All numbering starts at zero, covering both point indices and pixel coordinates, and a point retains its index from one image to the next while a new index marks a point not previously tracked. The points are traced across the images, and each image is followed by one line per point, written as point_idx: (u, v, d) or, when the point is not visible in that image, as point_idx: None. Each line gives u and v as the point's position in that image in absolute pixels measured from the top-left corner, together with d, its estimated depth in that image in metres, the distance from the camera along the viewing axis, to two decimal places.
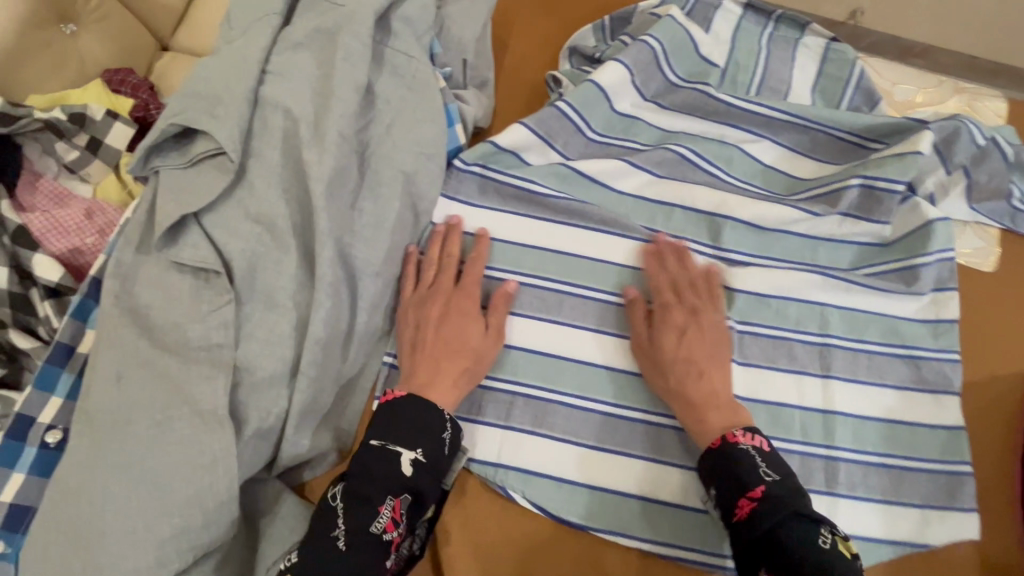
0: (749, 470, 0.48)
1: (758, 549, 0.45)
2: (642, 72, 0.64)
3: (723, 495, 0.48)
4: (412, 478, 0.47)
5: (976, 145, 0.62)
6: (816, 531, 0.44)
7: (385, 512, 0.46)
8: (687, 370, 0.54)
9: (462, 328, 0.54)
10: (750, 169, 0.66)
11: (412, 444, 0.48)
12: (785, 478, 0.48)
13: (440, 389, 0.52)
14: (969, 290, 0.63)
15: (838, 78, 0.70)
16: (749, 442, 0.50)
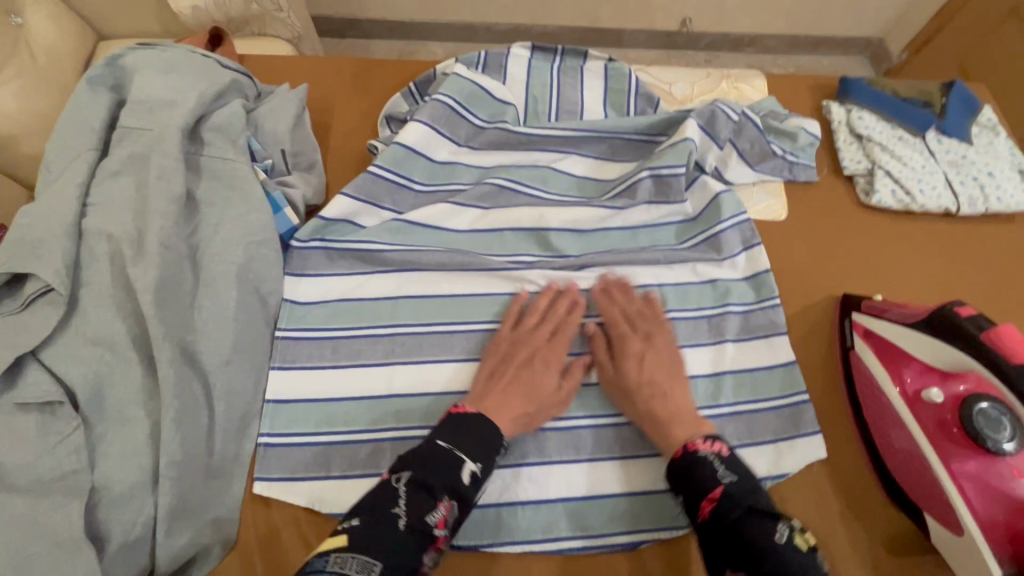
0: (706, 473, 0.51)
1: (727, 542, 0.48)
2: (441, 122, 0.72)
3: (689, 501, 0.51)
4: (467, 488, 0.51)
5: (733, 120, 0.72)
6: (777, 528, 0.48)
7: (440, 509, 0.49)
8: (648, 392, 0.59)
9: (542, 378, 0.60)
10: (565, 182, 0.75)
11: (475, 458, 0.52)
12: (741, 478, 0.51)
13: (505, 416, 0.56)
14: (769, 239, 0.72)
15: (621, 89, 0.81)
16: (708, 448, 0.53)
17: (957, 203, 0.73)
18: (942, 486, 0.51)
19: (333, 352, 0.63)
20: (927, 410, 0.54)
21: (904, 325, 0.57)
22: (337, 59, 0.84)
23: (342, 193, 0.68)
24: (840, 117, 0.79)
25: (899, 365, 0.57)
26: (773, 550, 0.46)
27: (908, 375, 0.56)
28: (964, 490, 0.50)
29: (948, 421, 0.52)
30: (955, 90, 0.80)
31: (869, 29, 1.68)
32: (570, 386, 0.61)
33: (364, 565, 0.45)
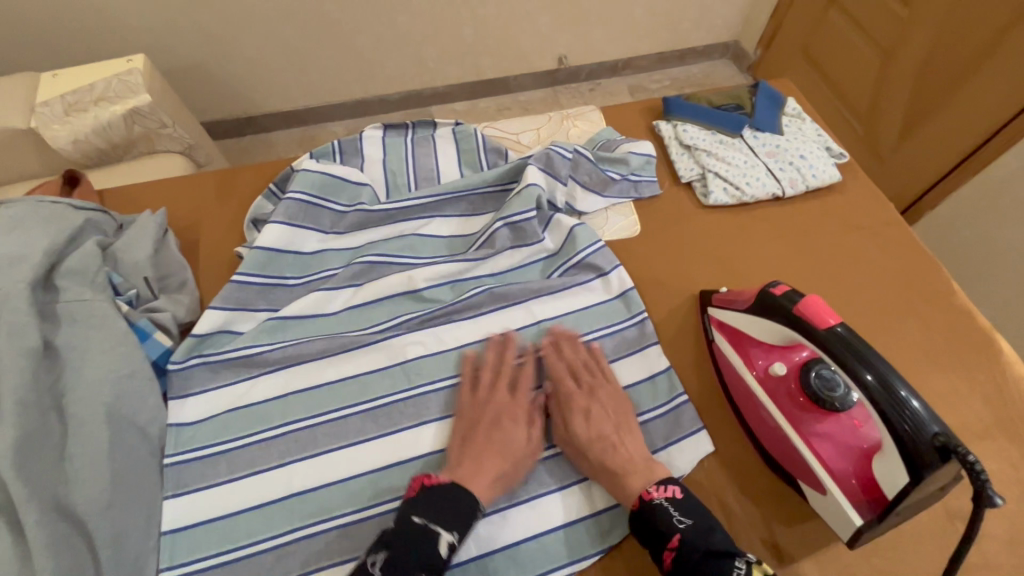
0: (665, 524, 0.53)
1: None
2: (302, 217, 0.75)
3: (652, 549, 0.54)
4: (442, 558, 0.52)
5: (568, 157, 0.78)
6: (732, 567, 0.50)
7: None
8: (603, 447, 0.60)
9: (513, 435, 0.61)
10: (434, 245, 0.79)
11: (452, 528, 0.54)
12: (696, 520, 0.54)
13: (485, 481, 0.58)
14: (629, 256, 0.78)
15: (472, 148, 0.87)
16: (662, 495, 0.55)
17: (781, 187, 0.81)
18: (800, 451, 0.56)
19: (226, 466, 0.63)
20: (777, 384, 0.59)
21: (744, 312, 0.62)
22: (200, 174, 0.87)
23: (212, 307, 0.69)
24: (669, 133, 0.88)
25: (749, 348, 0.62)
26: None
27: (757, 355, 0.61)
28: (816, 450, 0.55)
29: (793, 391, 0.57)
30: (760, 90, 0.90)
31: (725, 34, 1.86)
32: (537, 436, 0.63)
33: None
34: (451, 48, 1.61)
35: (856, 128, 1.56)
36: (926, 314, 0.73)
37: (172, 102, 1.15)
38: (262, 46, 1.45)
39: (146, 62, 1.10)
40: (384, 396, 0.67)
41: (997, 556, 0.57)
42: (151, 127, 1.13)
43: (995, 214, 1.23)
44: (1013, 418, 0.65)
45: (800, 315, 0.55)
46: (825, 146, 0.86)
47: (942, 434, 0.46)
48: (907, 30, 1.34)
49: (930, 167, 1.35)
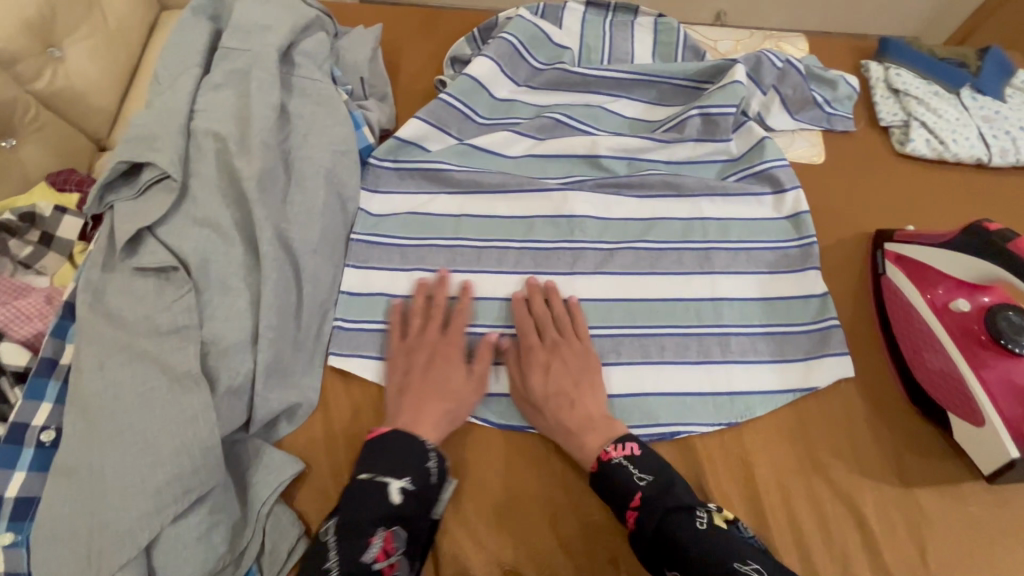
0: (624, 481, 0.54)
1: (653, 544, 0.52)
2: (505, 60, 0.78)
3: (616, 509, 0.55)
4: (400, 506, 0.53)
5: (778, 66, 0.77)
6: (694, 517, 0.51)
7: (375, 543, 0.51)
8: (562, 404, 0.60)
9: (449, 372, 0.61)
10: (615, 122, 0.80)
11: (399, 474, 0.54)
12: (655, 476, 0.54)
13: (426, 423, 0.58)
14: (808, 180, 0.77)
15: (670, 44, 0.86)
16: (619, 453, 0.56)
17: (991, 153, 0.77)
18: (967, 389, 0.56)
19: (402, 258, 0.69)
20: (957, 321, 0.59)
21: (937, 246, 0.61)
22: (407, 8, 0.90)
23: (415, 117, 0.74)
24: (879, 75, 0.83)
25: (931, 284, 0.62)
26: (698, 541, 0.49)
27: (939, 292, 0.61)
28: (987, 390, 0.55)
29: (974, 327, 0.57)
30: (991, 55, 0.83)
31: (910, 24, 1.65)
32: (481, 368, 0.62)
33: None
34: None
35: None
36: None
37: None
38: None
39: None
40: (548, 243, 0.71)
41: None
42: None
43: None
44: None
45: (1018, 252, 0.54)
46: None
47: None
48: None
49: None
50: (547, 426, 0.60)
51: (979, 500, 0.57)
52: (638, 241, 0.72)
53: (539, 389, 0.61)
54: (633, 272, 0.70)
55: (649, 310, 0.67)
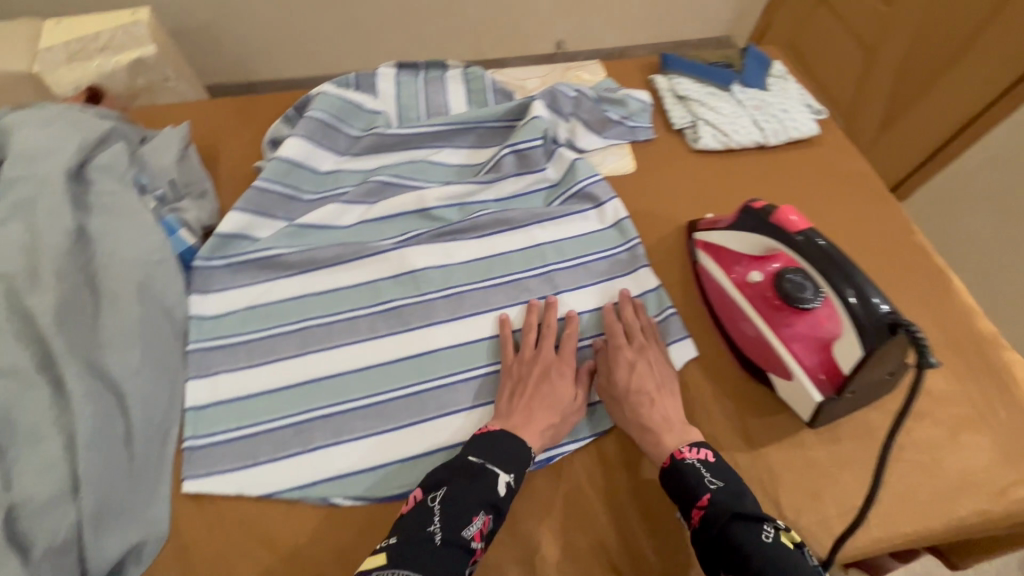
0: (696, 482, 0.55)
1: (714, 547, 0.52)
2: (320, 137, 0.80)
3: (681, 508, 0.56)
4: (501, 499, 0.54)
5: (571, 96, 0.85)
6: (761, 530, 0.51)
7: (477, 521, 0.51)
8: (641, 400, 0.62)
9: (558, 388, 0.62)
10: (442, 172, 0.83)
11: (508, 469, 0.55)
12: (728, 484, 0.55)
13: (533, 429, 0.59)
14: (626, 191, 0.84)
15: (480, 90, 0.92)
16: (695, 456, 0.57)
17: (765, 136, 0.88)
18: (776, 350, 0.63)
19: (244, 353, 0.66)
20: (755, 290, 0.65)
21: (727, 230, 0.69)
22: (220, 101, 0.90)
23: (234, 209, 0.73)
24: (665, 86, 0.94)
25: (731, 263, 0.69)
26: (762, 549, 0.49)
27: (738, 269, 0.68)
28: (788, 347, 0.62)
29: (767, 294, 0.64)
30: (750, 53, 0.97)
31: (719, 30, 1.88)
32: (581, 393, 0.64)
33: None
34: (454, 24, 1.60)
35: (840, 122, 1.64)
36: (892, 246, 0.80)
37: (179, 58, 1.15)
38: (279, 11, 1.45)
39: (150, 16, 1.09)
40: (396, 302, 0.71)
41: (939, 436, 0.65)
42: (154, 80, 1.13)
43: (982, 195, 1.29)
44: (958, 334, 0.73)
45: (775, 225, 0.61)
46: (806, 104, 0.93)
47: (891, 314, 0.53)
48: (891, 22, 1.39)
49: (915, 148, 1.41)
50: (620, 421, 0.63)
51: (816, 444, 0.64)
52: (483, 280, 0.74)
53: (635, 381, 0.63)
54: (484, 310, 0.71)
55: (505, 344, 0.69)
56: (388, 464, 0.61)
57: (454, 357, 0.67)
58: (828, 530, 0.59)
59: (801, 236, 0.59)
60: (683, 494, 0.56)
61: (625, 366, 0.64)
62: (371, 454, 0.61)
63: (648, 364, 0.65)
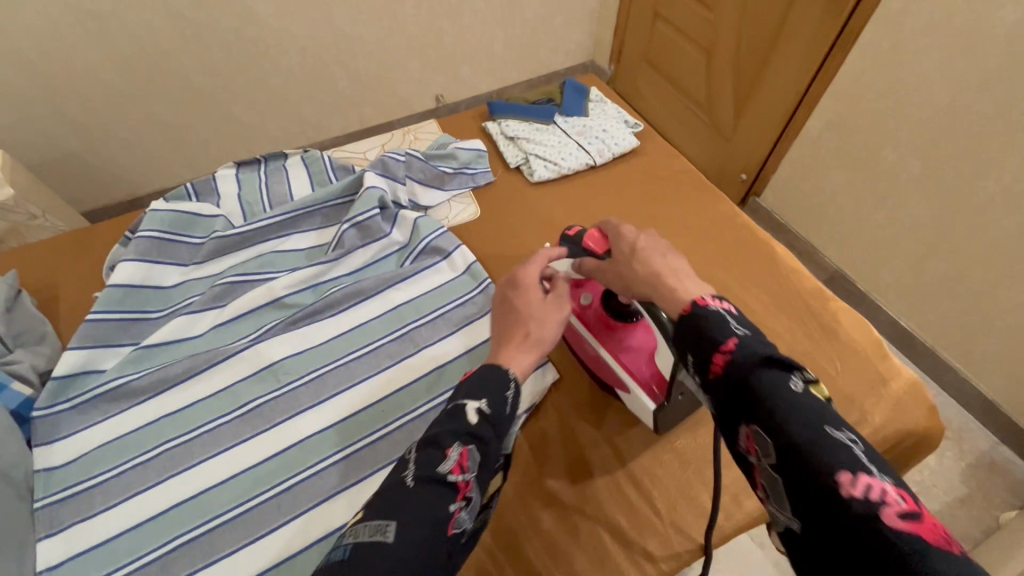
0: (718, 329, 0.48)
1: (737, 399, 0.45)
2: (158, 256, 0.80)
3: (703, 359, 0.49)
4: (477, 427, 0.51)
5: (401, 160, 0.88)
6: (791, 377, 0.44)
7: (452, 456, 0.49)
8: (652, 256, 0.59)
9: (545, 313, 0.59)
10: (293, 258, 0.84)
11: (478, 396, 0.52)
12: (755, 332, 0.48)
13: (516, 357, 0.56)
14: (474, 237, 0.88)
15: (320, 170, 0.95)
16: (719, 307, 0.50)
17: (593, 157, 0.96)
18: (613, 367, 0.66)
19: (96, 496, 0.63)
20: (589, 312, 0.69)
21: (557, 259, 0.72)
22: (55, 237, 0.88)
23: (69, 349, 0.71)
24: (496, 130, 1.00)
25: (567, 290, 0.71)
26: (787, 395, 0.42)
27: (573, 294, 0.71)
28: (623, 363, 0.65)
29: (601, 316, 0.68)
30: (567, 85, 1.05)
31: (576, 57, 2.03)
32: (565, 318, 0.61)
33: (377, 529, 0.44)
34: (330, 103, 1.64)
35: (703, 118, 1.74)
36: (719, 230, 0.88)
37: (38, 193, 1.13)
38: (144, 126, 1.43)
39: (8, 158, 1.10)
40: (255, 401, 0.70)
41: None
42: (20, 222, 1.11)
43: (830, 155, 1.37)
44: (788, 298, 0.80)
45: (582, 244, 0.66)
46: (624, 120, 1.02)
47: None
48: (718, 26, 1.53)
49: (770, 124, 1.50)
50: (633, 282, 0.58)
51: (679, 434, 0.68)
52: (344, 356, 0.74)
53: (641, 243, 0.60)
54: (346, 388, 0.71)
55: (372, 416, 0.69)
56: (265, 571, 0.59)
57: (321, 442, 0.67)
58: (701, 514, 0.63)
59: (600, 258, 0.65)
60: (707, 343, 0.48)
61: (628, 239, 0.62)
62: (242, 567, 0.59)
63: (653, 232, 0.62)
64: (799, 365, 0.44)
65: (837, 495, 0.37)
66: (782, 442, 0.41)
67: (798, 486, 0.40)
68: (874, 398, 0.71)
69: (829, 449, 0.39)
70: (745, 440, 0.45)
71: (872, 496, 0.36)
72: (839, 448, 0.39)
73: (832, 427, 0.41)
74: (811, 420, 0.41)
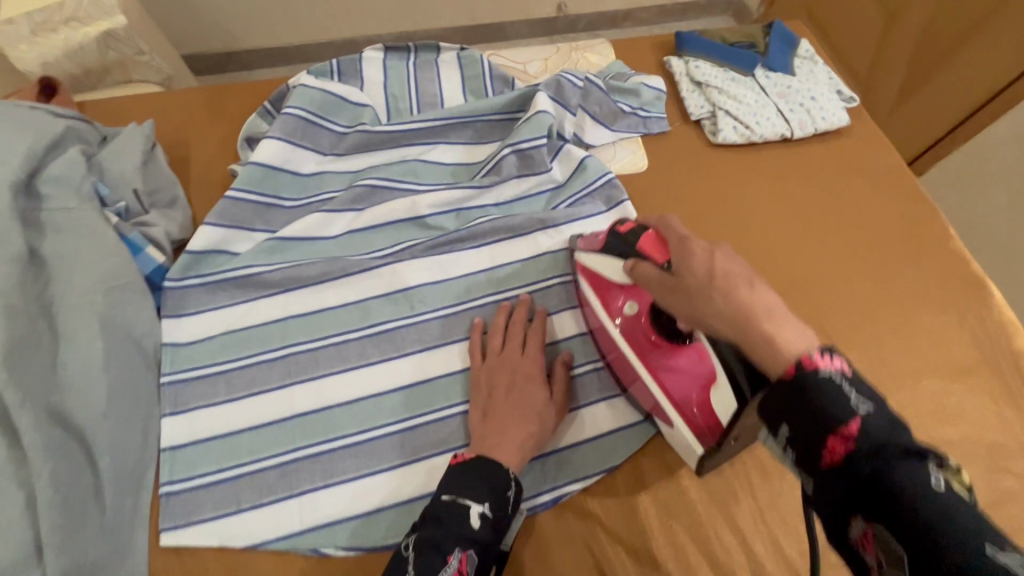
0: (827, 399, 0.37)
1: (855, 492, 0.35)
2: (301, 138, 0.72)
3: (801, 434, 0.38)
4: (478, 532, 0.49)
5: (579, 86, 0.77)
6: (929, 474, 0.33)
7: (452, 562, 0.47)
8: (733, 285, 0.41)
9: (531, 394, 0.58)
10: (437, 172, 0.76)
11: (480, 498, 0.50)
12: (882, 405, 0.36)
13: (509, 446, 0.54)
14: (639, 192, 0.77)
15: (477, 75, 0.83)
16: (831, 366, 0.38)
17: (791, 128, 0.80)
18: (654, 392, 0.56)
19: (222, 385, 0.61)
20: (631, 327, 0.57)
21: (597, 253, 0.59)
22: (191, 92, 0.81)
23: (205, 224, 0.66)
24: (681, 70, 0.85)
25: (608, 292, 0.60)
26: (927, 503, 0.32)
27: (614, 299, 0.59)
28: (667, 390, 0.54)
29: (647, 333, 0.56)
30: (775, 30, 0.87)
31: None
32: (559, 390, 0.60)
33: None
34: None
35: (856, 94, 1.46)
36: (926, 252, 0.74)
37: (146, 25, 0.97)
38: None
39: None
40: (390, 324, 0.65)
41: (976, 468, 0.61)
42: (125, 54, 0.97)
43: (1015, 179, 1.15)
44: (996, 354, 0.68)
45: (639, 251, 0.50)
46: (837, 89, 0.85)
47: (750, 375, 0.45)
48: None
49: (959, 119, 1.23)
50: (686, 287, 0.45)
51: None
52: (482, 299, 0.67)
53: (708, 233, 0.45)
54: None
55: None
56: (385, 507, 0.56)
57: (451, 386, 0.62)
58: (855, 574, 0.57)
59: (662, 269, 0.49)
60: (805, 414, 0.37)
61: (698, 257, 0.44)
62: (364, 497, 0.56)
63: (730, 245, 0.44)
64: (936, 450, 0.34)
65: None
66: (920, 561, 0.31)
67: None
68: None
69: None
70: (860, 537, 0.35)
71: None
72: None
73: (994, 547, 0.30)
74: (964, 537, 0.31)
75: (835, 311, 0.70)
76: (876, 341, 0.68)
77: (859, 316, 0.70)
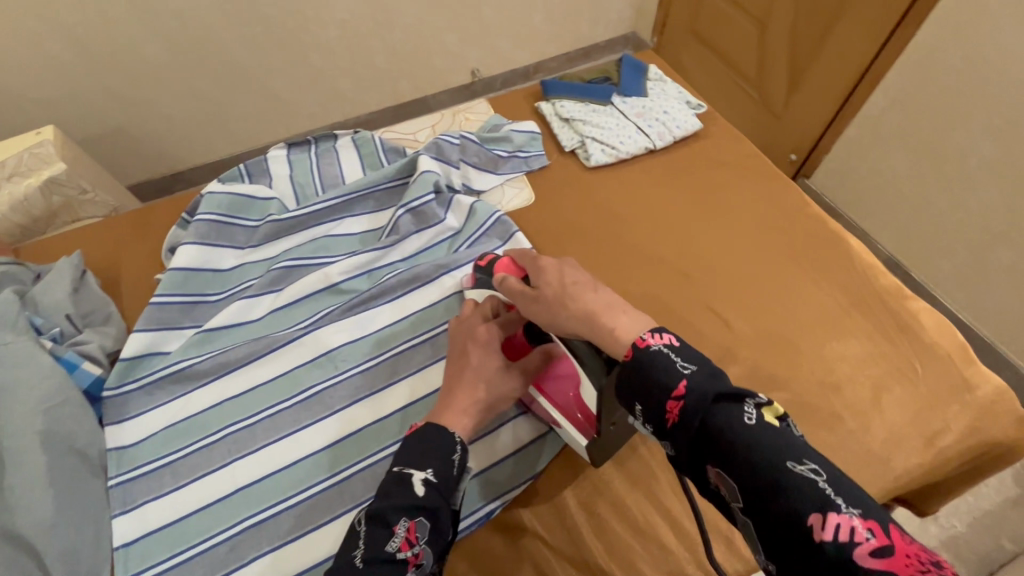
0: (664, 371, 0.43)
1: (697, 444, 0.41)
2: (220, 239, 0.80)
3: (651, 407, 0.44)
4: (424, 497, 0.48)
5: (456, 143, 0.87)
6: (741, 412, 0.41)
7: (399, 531, 0.46)
8: (581, 291, 0.52)
9: (484, 365, 0.57)
10: (346, 243, 0.83)
11: (422, 465, 0.49)
12: (702, 363, 0.44)
13: (456, 412, 0.54)
14: (530, 222, 0.86)
15: (371, 152, 0.93)
16: (660, 342, 0.45)
17: (653, 141, 0.91)
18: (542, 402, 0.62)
19: (166, 476, 0.65)
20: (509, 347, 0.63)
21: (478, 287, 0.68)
22: (117, 218, 0.89)
23: (135, 331, 0.72)
24: (550, 111, 0.96)
25: None
26: (742, 436, 0.39)
27: None
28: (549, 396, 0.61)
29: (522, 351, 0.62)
30: (625, 62, 0.99)
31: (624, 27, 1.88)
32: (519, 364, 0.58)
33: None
34: (366, 79, 1.57)
35: (754, 95, 1.60)
36: (787, 221, 0.83)
37: (89, 168, 1.06)
38: (176, 104, 1.38)
39: (57, 132, 1.02)
40: (318, 386, 0.70)
41: (863, 401, 0.67)
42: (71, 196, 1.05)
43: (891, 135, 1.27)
44: (863, 296, 0.76)
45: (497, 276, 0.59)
46: (686, 100, 0.97)
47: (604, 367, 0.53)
48: None
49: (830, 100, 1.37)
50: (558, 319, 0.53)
51: None
52: (399, 346, 0.73)
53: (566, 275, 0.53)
54: (406, 376, 0.71)
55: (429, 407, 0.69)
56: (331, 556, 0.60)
57: (378, 431, 0.67)
58: None
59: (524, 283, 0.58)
60: (649, 388, 0.44)
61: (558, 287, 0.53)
62: (311, 552, 0.60)
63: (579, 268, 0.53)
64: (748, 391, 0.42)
65: (811, 541, 0.35)
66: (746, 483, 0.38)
67: (775, 528, 0.37)
68: (957, 405, 0.67)
69: (788, 488, 0.37)
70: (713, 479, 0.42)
71: (842, 535, 0.34)
72: (800, 487, 0.36)
73: (792, 461, 0.38)
74: (774, 455, 0.38)
75: (717, 289, 0.77)
76: (757, 309, 0.75)
77: (739, 289, 0.77)
